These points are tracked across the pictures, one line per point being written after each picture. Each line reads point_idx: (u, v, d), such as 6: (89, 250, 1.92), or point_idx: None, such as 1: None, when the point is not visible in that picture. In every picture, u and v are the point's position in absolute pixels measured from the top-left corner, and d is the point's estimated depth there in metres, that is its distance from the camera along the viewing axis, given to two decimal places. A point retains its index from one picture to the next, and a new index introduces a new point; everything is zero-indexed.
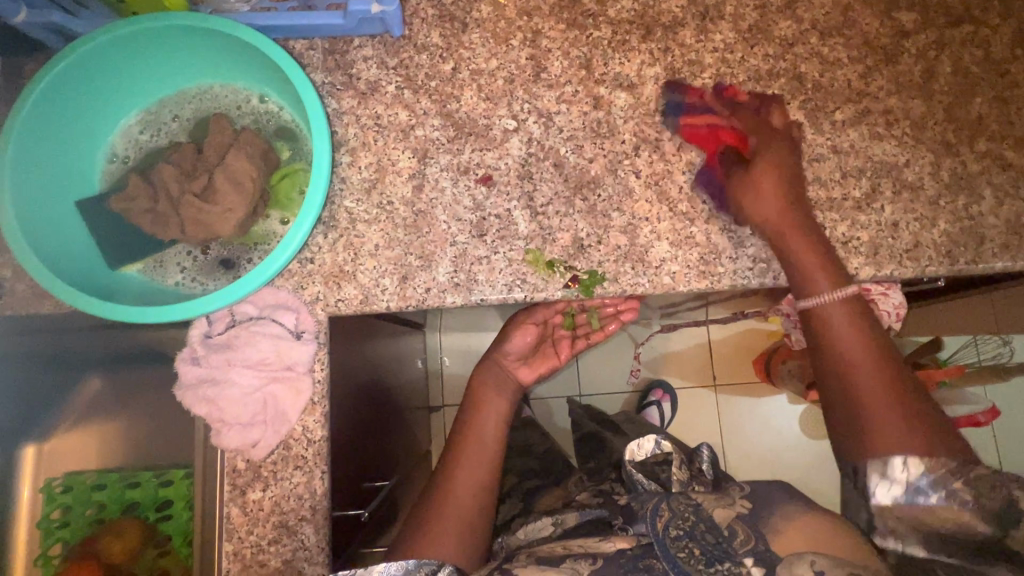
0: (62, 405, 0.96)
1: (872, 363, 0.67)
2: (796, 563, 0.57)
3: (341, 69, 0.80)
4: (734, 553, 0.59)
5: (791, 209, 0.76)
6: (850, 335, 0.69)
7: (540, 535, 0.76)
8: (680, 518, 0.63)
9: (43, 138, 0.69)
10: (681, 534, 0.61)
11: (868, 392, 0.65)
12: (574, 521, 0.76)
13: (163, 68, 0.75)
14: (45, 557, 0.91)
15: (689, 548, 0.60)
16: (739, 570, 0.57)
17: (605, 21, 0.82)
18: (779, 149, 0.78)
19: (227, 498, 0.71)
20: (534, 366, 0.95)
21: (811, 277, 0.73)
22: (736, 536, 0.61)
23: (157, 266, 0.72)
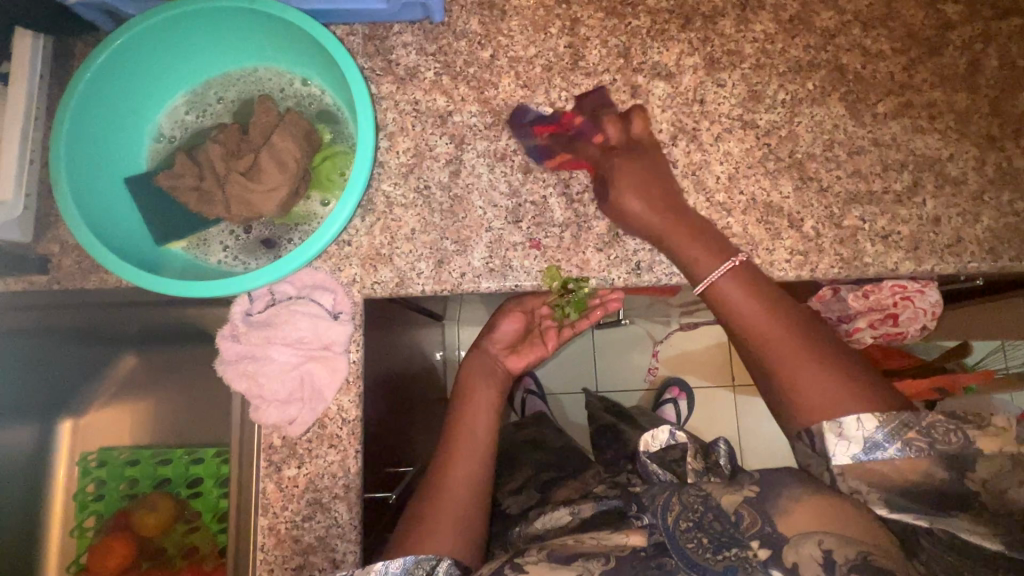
0: (96, 382, 0.98)
1: (778, 326, 0.67)
2: (803, 545, 0.57)
3: (380, 54, 0.81)
4: (740, 537, 0.60)
5: (667, 215, 0.73)
6: (740, 303, 0.69)
7: (557, 525, 0.78)
8: (689, 510, 0.64)
9: (93, 116, 0.71)
10: (691, 525, 0.62)
11: (775, 347, 0.66)
12: (590, 511, 0.78)
13: (210, 51, 0.76)
14: (80, 529, 0.95)
15: (698, 538, 0.61)
16: (746, 554, 0.58)
17: (644, 10, 0.82)
18: (632, 168, 0.75)
19: (263, 474, 0.72)
20: (521, 355, 0.91)
21: (692, 264, 0.72)
22: (743, 520, 0.60)
23: (200, 244, 0.74)
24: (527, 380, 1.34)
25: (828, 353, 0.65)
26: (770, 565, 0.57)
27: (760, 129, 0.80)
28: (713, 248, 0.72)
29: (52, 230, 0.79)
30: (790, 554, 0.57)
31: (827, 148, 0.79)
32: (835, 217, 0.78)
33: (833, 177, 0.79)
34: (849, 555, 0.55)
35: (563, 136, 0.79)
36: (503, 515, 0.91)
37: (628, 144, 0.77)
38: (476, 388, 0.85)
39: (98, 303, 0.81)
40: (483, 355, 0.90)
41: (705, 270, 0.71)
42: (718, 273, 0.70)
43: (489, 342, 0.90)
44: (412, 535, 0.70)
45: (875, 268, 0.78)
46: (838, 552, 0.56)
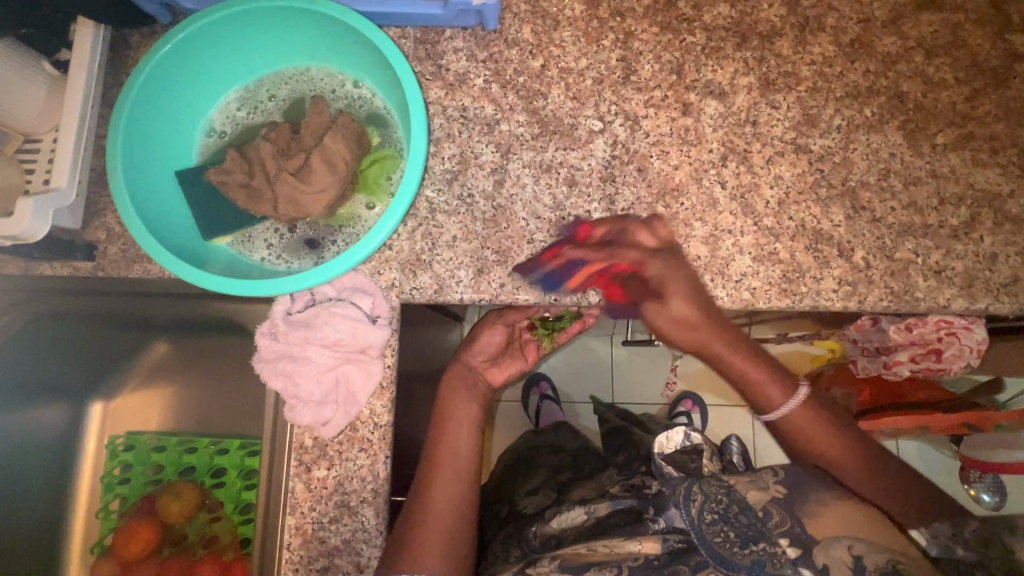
0: (128, 366, 0.99)
1: (834, 436, 0.78)
2: (833, 546, 0.61)
3: (431, 59, 0.81)
4: (768, 533, 0.64)
5: (711, 312, 0.77)
6: (809, 427, 0.78)
7: (573, 524, 0.78)
8: (714, 502, 0.68)
9: (149, 109, 0.72)
10: (716, 518, 0.66)
11: (818, 448, 0.77)
12: (606, 510, 0.77)
13: (266, 49, 0.76)
14: (107, 510, 0.96)
15: (724, 532, 0.65)
16: (774, 549, 0.62)
17: (700, 26, 0.81)
18: (672, 267, 0.76)
19: (293, 473, 0.72)
20: (500, 368, 0.89)
21: (765, 391, 0.80)
22: (771, 518, 0.65)
23: (244, 241, 0.74)
24: (543, 385, 1.35)
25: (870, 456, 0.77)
26: (799, 564, 0.60)
27: (814, 154, 0.78)
28: (778, 377, 0.80)
29: (99, 216, 0.80)
30: (821, 556, 0.60)
31: (882, 177, 0.77)
32: (886, 248, 0.76)
33: (886, 208, 0.77)
34: (877, 562, 0.59)
35: (580, 251, 0.76)
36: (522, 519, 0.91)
37: (667, 251, 0.77)
38: (462, 394, 0.83)
39: (135, 291, 0.81)
40: (466, 369, 0.87)
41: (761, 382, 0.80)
42: (786, 407, 0.78)
43: (470, 353, 0.88)
44: (421, 547, 0.68)
45: (926, 303, 0.75)
46: (868, 558, 0.59)
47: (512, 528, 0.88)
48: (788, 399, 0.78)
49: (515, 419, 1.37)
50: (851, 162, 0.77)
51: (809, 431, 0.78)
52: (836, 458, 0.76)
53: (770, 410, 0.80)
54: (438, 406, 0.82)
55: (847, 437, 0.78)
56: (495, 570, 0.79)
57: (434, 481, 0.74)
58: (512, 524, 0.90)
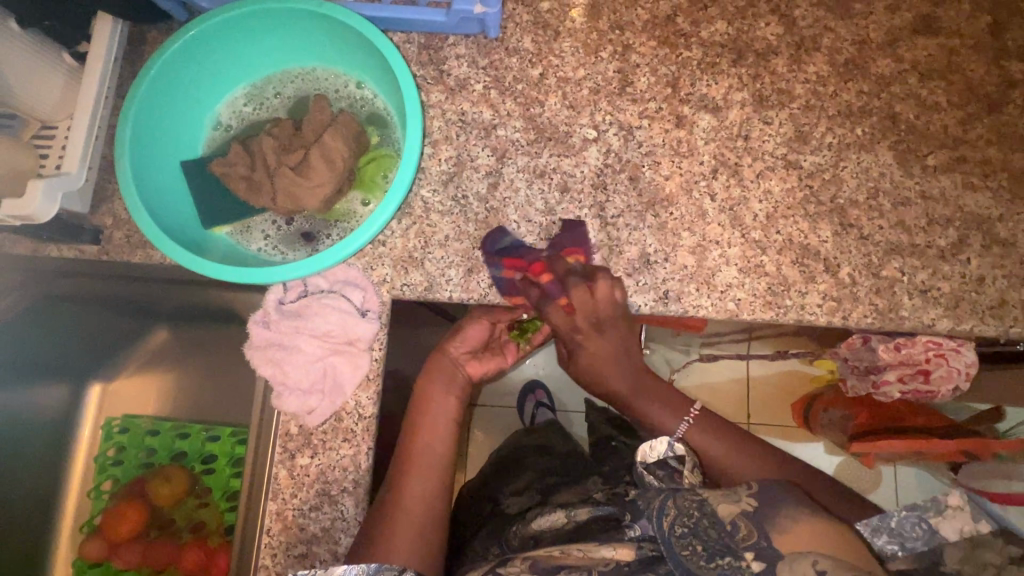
0: (127, 350, 1.02)
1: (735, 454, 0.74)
2: (798, 562, 0.54)
3: (433, 64, 0.83)
4: (734, 547, 0.57)
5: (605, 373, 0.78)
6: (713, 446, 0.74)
7: (553, 527, 0.77)
8: (686, 515, 0.61)
9: (160, 101, 0.75)
10: (687, 531, 0.60)
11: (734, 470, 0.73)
12: (586, 516, 0.76)
13: (275, 48, 0.79)
14: (97, 490, 0.99)
15: (693, 545, 0.59)
16: (740, 564, 0.56)
17: (697, 42, 0.82)
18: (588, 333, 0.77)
19: (277, 459, 0.74)
20: (481, 362, 0.86)
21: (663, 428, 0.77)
22: (739, 531, 0.58)
23: (243, 231, 0.77)
24: (539, 392, 1.36)
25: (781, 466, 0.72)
26: None
27: (804, 170, 0.79)
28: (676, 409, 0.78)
29: (107, 203, 0.83)
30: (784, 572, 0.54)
31: (871, 196, 0.78)
32: (873, 266, 0.76)
33: (874, 226, 0.77)
34: None
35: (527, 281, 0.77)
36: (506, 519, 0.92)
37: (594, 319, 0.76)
38: (440, 390, 0.82)
39: (135, 276, 0.83)
40: (450, 363, 0.85)
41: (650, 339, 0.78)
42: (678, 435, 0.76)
43: (455, 346, 0.85)
44: (390, 538, 0.68)
45: (910, 322, 0.75)
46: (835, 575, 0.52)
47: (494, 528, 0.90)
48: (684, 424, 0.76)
49: (507, 424, 1.36)
50: (841, 179, 0.78)
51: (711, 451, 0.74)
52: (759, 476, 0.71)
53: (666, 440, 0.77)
54: (414, 399, 0.82)
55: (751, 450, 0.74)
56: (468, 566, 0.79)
57: (407, 474, 0.75)
58: (496, 524, 0.91)
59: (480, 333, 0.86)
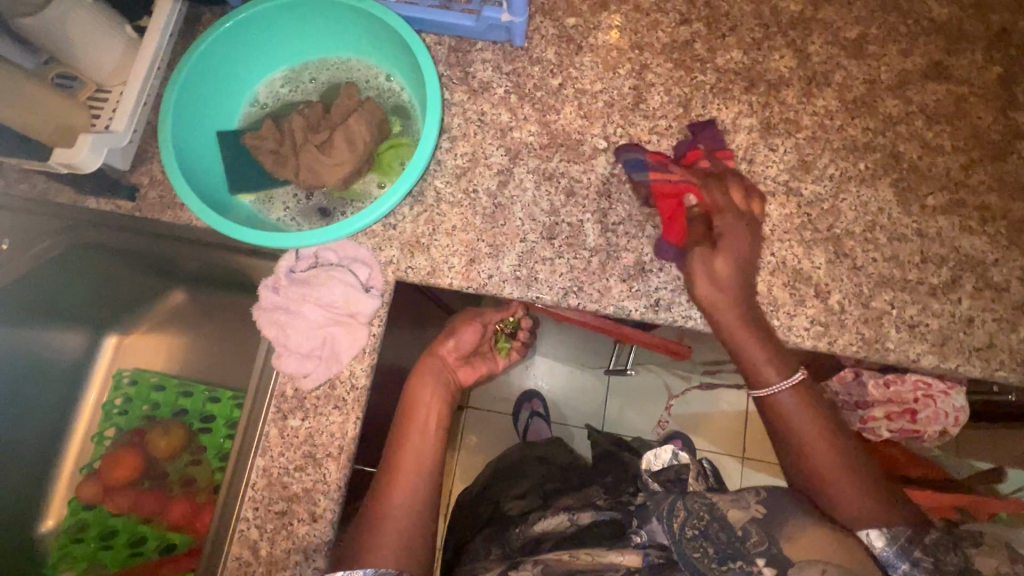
0: (146, 307, 1.08)
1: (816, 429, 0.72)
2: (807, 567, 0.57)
3: (460, 66, 0.88)
4: (746, 552, 0.61)
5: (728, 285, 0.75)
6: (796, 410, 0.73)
7: (555, 529, 0.81)
8: (695, 517, 0.64)
9: (207, 72, 0.81)
10: (697, 534, 0.63)
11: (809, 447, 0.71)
12: (589, 519, 0.80)
13: (316, 36, 0.85)
14: (100, 436, 1.05)
15: (704, 547, 0.62)
16: (750, 568, 0.59)
17: (712, 67, 0.86)
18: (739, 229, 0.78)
19: (270, 418, 0.78)
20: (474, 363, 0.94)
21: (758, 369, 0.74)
22: (750, 537, 0.61)
23: (266, 201, 0.82)
24: (535, 402, 1.36)
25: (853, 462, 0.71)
26: None
27: (804, 198, 0.81)
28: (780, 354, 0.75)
29: (146, 164, 0.89)
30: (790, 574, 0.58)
31: (867, 229, 0.80)
32: (863, 296, 0.78)
33: (868, 257, 0.79)
34: None
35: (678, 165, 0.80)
36: (506, 520, 0.92)
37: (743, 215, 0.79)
38: (429, 392, 0.86)
39: (162, 234, 0.89)
40: (440, 363, 0.91)
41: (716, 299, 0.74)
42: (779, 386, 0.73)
43: (446, 348, 0.91)
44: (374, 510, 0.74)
45: (895, 355, 0.77)
46: None
47: (492, 530, 0.91)
48: (780, 380, 0.73)
49: (499, 429, 1.39)
50: (839, 211, 0.81)
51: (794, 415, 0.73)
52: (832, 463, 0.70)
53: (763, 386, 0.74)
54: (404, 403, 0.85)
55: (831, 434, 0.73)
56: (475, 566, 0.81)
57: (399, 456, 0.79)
58: (495, 524, 0.92)
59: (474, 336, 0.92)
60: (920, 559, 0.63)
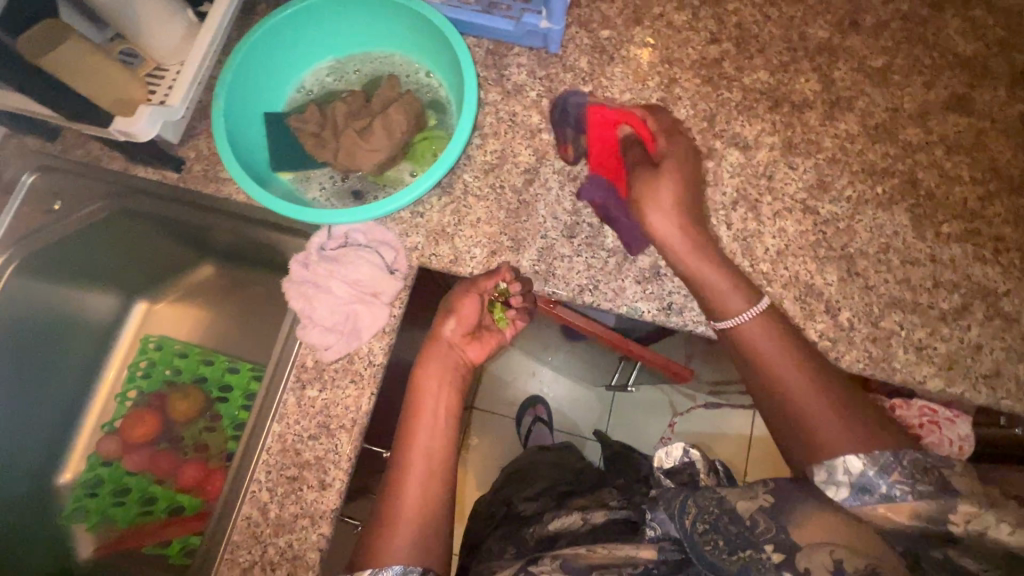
0: (177, 277, 1.13)
1: (789, 363, 0.70)
2: (816, 552, 0.56)
3: (496, 68, 0.93)
4: (754, 540, 0.59)
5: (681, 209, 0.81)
6: (765, 341, 0.73)
7: (569, 528, 0.81)
8: (706, 512, 0.62)
9: (261, 56, 0.86)
10: (708, 528, 0.61)
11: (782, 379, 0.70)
12: (602, 518, 0.81)
13: (364, 30, 0.90)
14: (123, 396, 1.10)
15: (715, 540, 0.60)
16: (760, 556, 0.58)
17: (738, 86, 0.90)
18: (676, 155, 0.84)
19: (289, 386, 0.81)
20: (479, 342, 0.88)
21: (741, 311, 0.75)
22: (758, 524, 0.60)
23: (303, 180, 0.87)
24: (538, 407, 1.40)
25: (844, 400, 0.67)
26: (782, 568, 0.56)
27: (820, 217, 0.84)
28: (742, 286, 0.77)
29: (194, 140, 0.94)
30: (802, 560, 0.56)
31: (881, 251, 0.82)
32: (873, 315, 0.80)
33: (880, 278, 0.81)
34: (858, 565, 0.53)
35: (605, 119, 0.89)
36: (522, 519, 0.95)
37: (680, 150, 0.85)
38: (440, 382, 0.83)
39: (202, 205, 0.93)
40: (446, 347, 0.85)
41: (731, 309, 0.75)
42: (744, 316, 0.74)
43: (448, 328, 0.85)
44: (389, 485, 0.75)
45: (901, 375, 0.78)
46: (849, 562, 0.54)
47: (503, 532, 0.93)
48: (747, 308, 0.75)
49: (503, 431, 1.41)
50: (855, 231, 0.83)
51: (761, 344, 0.73)
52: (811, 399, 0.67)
53: (734, 317, 0.75)
54: (409, 400, 0.82)
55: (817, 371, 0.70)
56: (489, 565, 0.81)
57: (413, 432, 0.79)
58: (509, 524, 0.95)
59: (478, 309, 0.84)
60: (897, 480, 0.61)
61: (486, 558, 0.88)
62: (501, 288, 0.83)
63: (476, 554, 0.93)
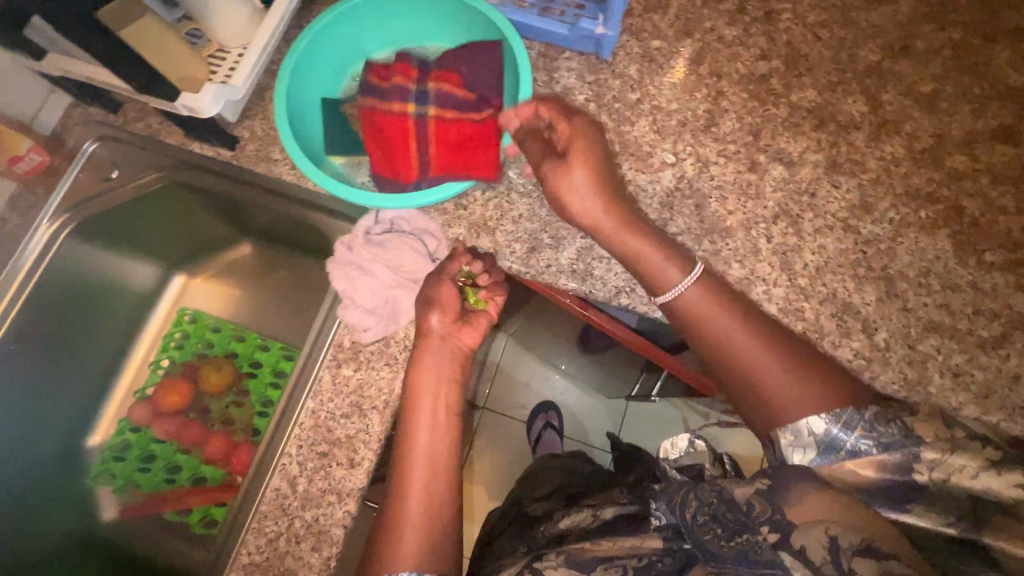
0: (216, 254, 1.16)
1: (734, 335, 0.68)
2: (810, 529, 0.52)
3: (546, 70, 0.95)
4: (749, 522, 0.56)
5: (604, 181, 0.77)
6: (705, 310, 0.71)
7: (578, 526, 0.80)
8: (705, 503, 0.59)
9: (324, 42, 0.90)
10: (707, 518, 0.58)
11: (727, 353, 0.68)
12: (611, 514, 0.79)
13: (422, 25, 0.95)
14: (156, 364, 1.15)
15: (712, 528, 0.58)
16: (756, 538, 0.54)
17: (785, 102, 0.91)
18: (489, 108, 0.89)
19: (325, 364, 0.83)
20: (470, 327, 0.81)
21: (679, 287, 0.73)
22: (752, 507, 0.56)
23: (354, 165, 0.92)
24: (550, 414, 1.40)
25: (792, 360, 0.65)
26: (778, 547, 0.53)
27: (861, 236, 0.84)
28: (677, 257, 0.74)
29: (249, 119, 0.96)
30: (799, 538, 0.52)
31: (921, 274, 0.82)
32: (909, 337, 0.80)
33: (919, 301, 0.81)
34: (854, 540, 0.50)
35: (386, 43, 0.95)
36: (527, 519, 0.95)
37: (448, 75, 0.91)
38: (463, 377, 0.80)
39: (251, 182, 0.95)
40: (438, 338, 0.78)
41: (668, 282, 0.73)
42: (679, 287, 0.72)
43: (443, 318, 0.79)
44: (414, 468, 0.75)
45: (936, 400, 0.78)
46: (845, 538, 0.51)
47: (515, 529, 0.93)
48: (683, 278, 0.73)
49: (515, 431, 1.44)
50: (895, 253, 0.83)
51: (700, 318, 0.71)
52: (759, 369, 0.65)
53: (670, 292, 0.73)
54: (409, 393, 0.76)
55: (758, 333, 0.68)
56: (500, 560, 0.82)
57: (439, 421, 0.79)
58: (518, 523, 0.95)
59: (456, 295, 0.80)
60: (862, 433, 0.59)
61: (500, 555, 0.88)
62: (466, 271, 0.82)
63: (487, 553, 0.93)
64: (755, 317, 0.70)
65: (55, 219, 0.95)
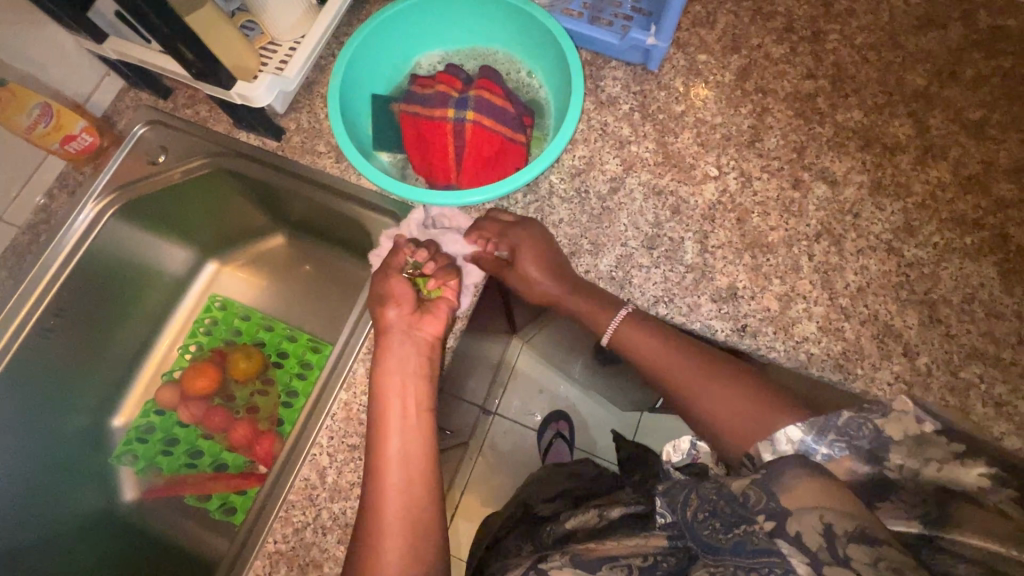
0: (248, 244, 1.17)
1: (674, 366, 0.73)
2: (805, 514, 0.51)
3: (593, 79, 0.96)
4: (746, 512, 0.54)
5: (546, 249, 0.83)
6: (638, 345, 0.76)
7: (585, 526, 0.78)
8: (705, 500, 0.58)
9: (379, 38, 0.92)
10: (707, 514, 0.56)
11: (676, 383, 0.72)
12: (618, 514, 0.77)
13: (474, 27, 0.97)
14: (184, 348, 1.16)
15: (712, 522, 0.56)
16: (752, 528, 0.53)
17: (831, 122, 0.90)
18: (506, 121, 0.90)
19: (360, 357, 0.84)
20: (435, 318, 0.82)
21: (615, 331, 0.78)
22: (750, 497, 0.55)
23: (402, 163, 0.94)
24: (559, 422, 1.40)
25: (729, 380, 0.69)
26: (774, 535, 0.51)
27: (904, 259, 0.83)
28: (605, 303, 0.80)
29: (296, 112, 0.97)
30: (792, 523, 0.51)
31: (965, 300, 0.81)
32: (952, 363, 0.79)
33: (963, 327, 0.80)
34: (848, 526, 0.50)
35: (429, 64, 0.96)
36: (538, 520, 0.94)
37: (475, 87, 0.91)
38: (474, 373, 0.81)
39: (291, 173, 0.96)
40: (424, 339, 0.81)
41: (601, 325, 0.79)
42: (610, 328, 0.78)
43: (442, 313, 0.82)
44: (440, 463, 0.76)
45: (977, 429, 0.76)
46: (839, 524, 0.50)
47: (522, 530, 0.92)
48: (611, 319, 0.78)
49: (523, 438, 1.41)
50: (938, 277, 0.82)
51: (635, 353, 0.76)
52: (709, 395, 0.69)
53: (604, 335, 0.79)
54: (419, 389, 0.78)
55: (692, 358, 0.72)
56: (507, 561, 0.81)
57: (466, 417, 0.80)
58: (528, 522, 0.93)
59: (407, 288, 0.83)
60: (834, 438, 0.61)
61: (507, 553, 0.87)
62: (412, 262, 0.86)
63: (494, 552, 0.91)
64: (686, 341, 0.75)
65: (101, 200, 0.97)
